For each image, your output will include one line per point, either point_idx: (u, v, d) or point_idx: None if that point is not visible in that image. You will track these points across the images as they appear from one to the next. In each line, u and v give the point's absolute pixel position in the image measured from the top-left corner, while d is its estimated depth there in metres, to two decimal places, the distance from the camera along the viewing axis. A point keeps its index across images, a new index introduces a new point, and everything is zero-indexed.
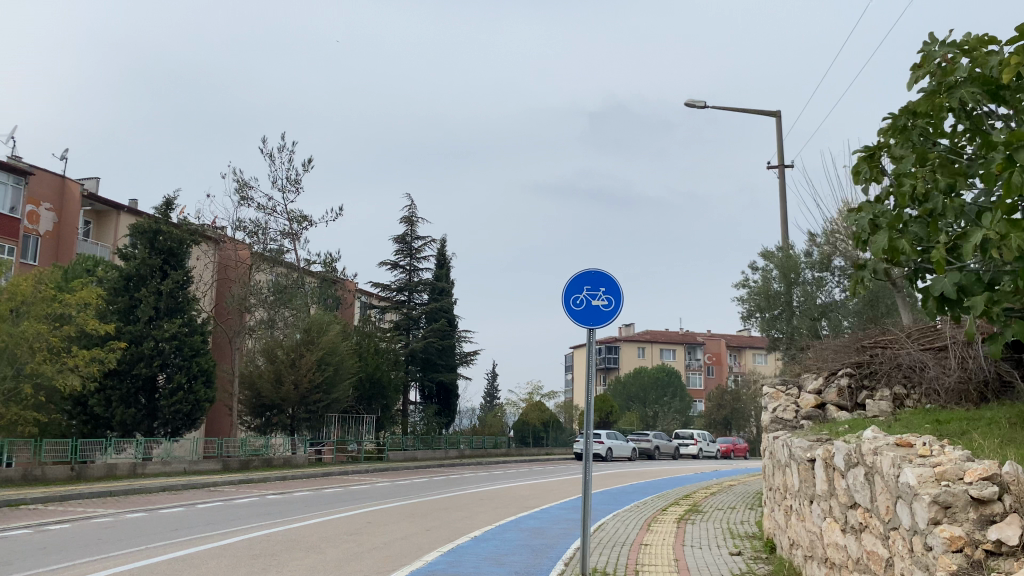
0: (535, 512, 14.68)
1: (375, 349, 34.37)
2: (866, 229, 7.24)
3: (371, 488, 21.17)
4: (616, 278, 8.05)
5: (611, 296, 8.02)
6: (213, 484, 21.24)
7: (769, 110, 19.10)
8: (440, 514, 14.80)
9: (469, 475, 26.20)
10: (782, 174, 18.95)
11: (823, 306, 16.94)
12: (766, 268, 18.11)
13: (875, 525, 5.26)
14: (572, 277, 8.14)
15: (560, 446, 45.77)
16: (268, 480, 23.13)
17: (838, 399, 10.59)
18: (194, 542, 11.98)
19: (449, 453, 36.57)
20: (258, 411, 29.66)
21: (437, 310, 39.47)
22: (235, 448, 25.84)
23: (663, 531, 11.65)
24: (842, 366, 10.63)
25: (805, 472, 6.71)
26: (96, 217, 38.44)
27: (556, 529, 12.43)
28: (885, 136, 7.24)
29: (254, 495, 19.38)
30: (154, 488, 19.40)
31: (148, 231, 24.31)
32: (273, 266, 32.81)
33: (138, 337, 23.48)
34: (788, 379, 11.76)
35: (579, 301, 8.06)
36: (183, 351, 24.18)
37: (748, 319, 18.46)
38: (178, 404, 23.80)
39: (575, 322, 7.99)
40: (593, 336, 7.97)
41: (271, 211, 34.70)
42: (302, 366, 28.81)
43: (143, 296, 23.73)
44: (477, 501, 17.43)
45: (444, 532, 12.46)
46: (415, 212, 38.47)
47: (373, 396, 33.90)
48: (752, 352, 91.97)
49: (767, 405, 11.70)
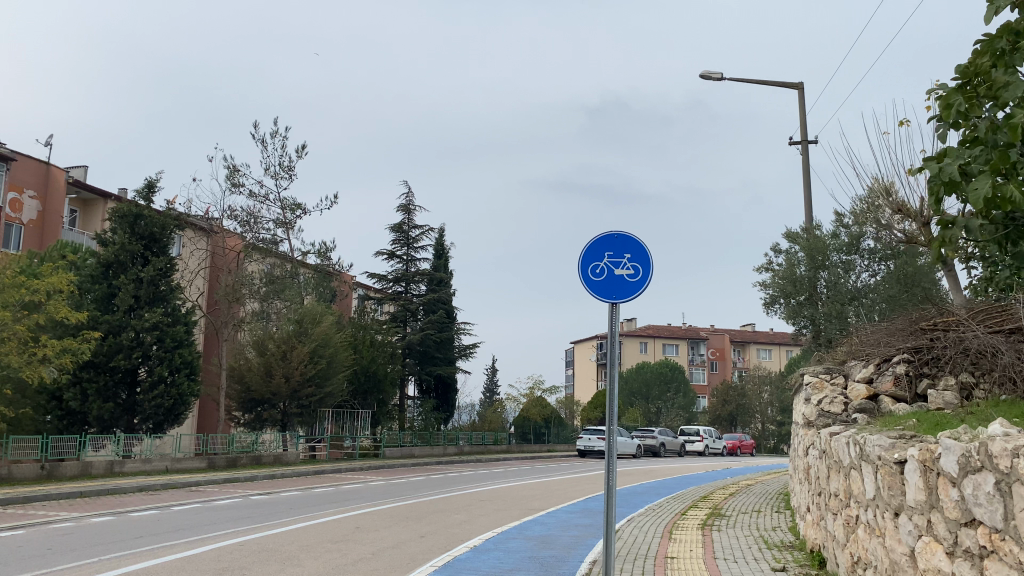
0: (541, 517, 13.33)
1: (371, 341, 32.93)
2: (957, 175, 5.87)
3: (363, 488, 19.83)
4: (644, 243, 6.66)
5: (638, 265, 6.63)
6: (196, 484, 19.84)
7: (792, 82, 17.70)
8: (436, 518, 13.43)
9: (470, 474, 24.81)
10: (806, 150, 17.68)
11: (853, 292, 15.60)
12: (790, 251, 16.73)
13: (1010, 551, 3.92)
14: (590, 241, 6.75)
15: (562, 442, 44.42)
16: (255, 480, 21.77)
17: (894, 389, 8.94)
18: (156, 553, 10.52)
19: (447, 450, 35.26)
20: (249, 405, 28.40)
21: (435, 301, 38.16)
22: (221, 445, 24.45)
23: (688, 541, 10.28)
24: (898, 351, 9.08)
25: (887, 475, 5.35)
26: (82, 204, 37.03)
27: (567, 538, 11.07)
28: (982, 62, 5.86)
29: (237, 495, 17.92)
30: (130, 488, 18.05)
31: (128, 216, 22.90)
32: (265, 256, 31.82)
33: (116, 328, 22.08)
34: (833, 367, 10.23)
35: (599, 271, 6.69)
36: (165, 343, 22.76)
37: (772, 307, 17.00)
38: (160, 398, 22.45)
39: (595, 296, 6.62)
40: (617, 312, 6.58)
41: (263, 200, 33.32)
42: (294, 359, 27.36)
43: (122, 284, 22.35)
44: (477, 503, 16.10)
45: (440, 541, 11.08)
46: (413, 200, 37.01)
47: (368, 390, 32.44)
48: (756, 348, 90.32)
49: (809, 397, 9.94)
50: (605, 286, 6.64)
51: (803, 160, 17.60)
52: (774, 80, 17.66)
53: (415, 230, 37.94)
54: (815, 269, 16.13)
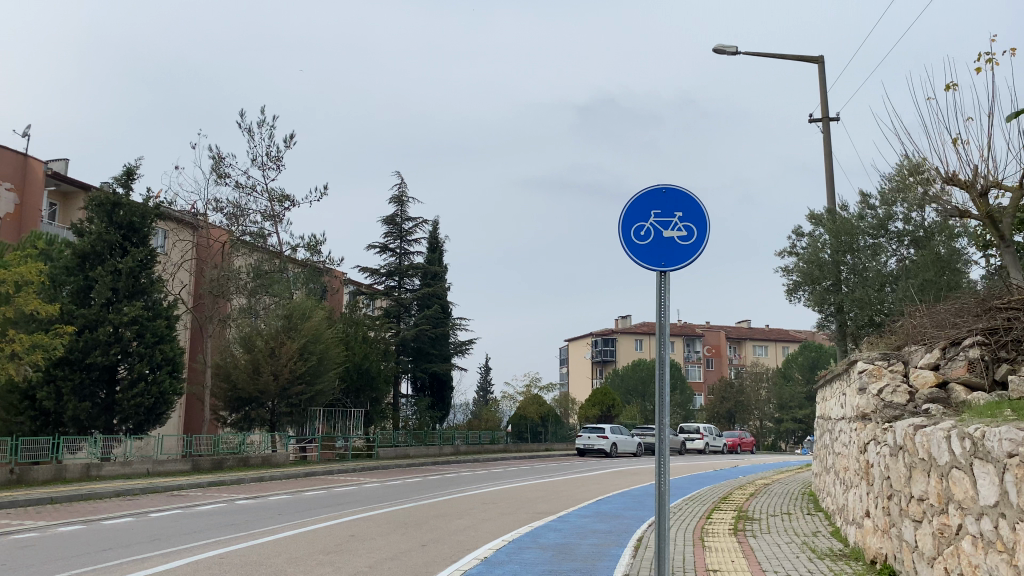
0: (552, 522, 12.24)
1: (364, 338, 31.70)
2: None
3: (357, 490, 18.67)
4: (698, 197, 5.54)
5: (692, 224, 5.50)
6: (179, 488, 18.61)
7: (812, 56, 16.63)
8: (436, 524, 12.30)
9: (468, 474, 23.72)
10: (827, 128, 16.68)
11: (884, 276, 14.53)
12: (815, 234, 15.76)
13: None
14: (632, 198, 5.61)
15: (559, 441, 43.38)
16: (242, 483, 20.52)
17: (967, 375, 7.57)
18: (125, 568, 9.29)
19: (443, 450, 34.14)
20: (236, 405, 27.05)
21: (429, 296, 36.94)
22: (207, 446, 23.21)
23: (727, 550, 9.18)
24: (970, 333, 7.74)
25: None
26: (62, 197, 35.68)
27: (587, 547, 9.95)
28: None
29: (222, 500, 16.76)
30: (107, 492, 16.86)
31: (106, 203, 21.67)
32: (251, 251, 30.50)
33: (93, 322, 20.84)
34: (887, 352, 8.88)
35: (643, 233, 5.55)
36: (145, 338, 21.44)
37: (795, 294, 15.94)
38: (139, 398, 21.19)
39: (640, 263, 5.49)
40: (667, 283, 5.44)
41: (249, 191, 31.99)
42: (282, 356, 26.08)
43: (99, 276, 21.04)
44: (479, 506, 14.98)
45: (444, 551, 9.92)
46: (405, 190, 35.79)
47: (361, 388, 31.19)
48: (752, 344, 89.68)
49: (866, 385, 8.65)
50: (652, 252, 5.50)
51: (824, 138, 16.62)
52: (791, 55, 16.61)
53: (408, 222, 36.72)
54: (841, 252, 15.06)
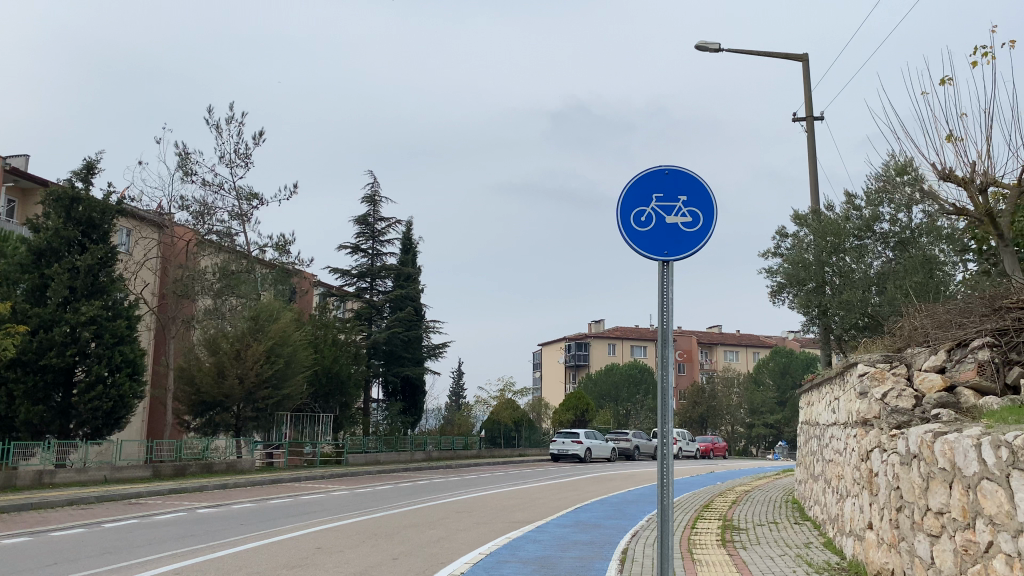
0: (530, 532, 11.69)
1: (333, 341, 30.87)
2: None
3: (326, 498, 17.97)
4: (704, 179, 5.01)
5: (697, 210, 4.98)
6: (137, 496, 17.77)
7: (797, 54, 16.27)
8: (408, 534, 11.68)
9: (441, 481, 23.15)
10: (811, 127, 16.34)
11: (872, 279, 14.17)
12: (799, 235, 15.42)
13: None
14: (631, 181, 5.07)
15: (533, 447, 42.83)
16: (204, 490, 19.67)
17: (977, 379, 7.13)
18: None
19: (415, 456, 33.38)
20: (199, 410, 26.11)
21: (402, 298, 36.26)
22: (168, 452, 22.27)
23: (718, 562, 8.66)
24: (978, 334, 7.30)
25: None
26: (21, 193, 34.50)
27: (570, 560, 9.38)
28: None
29: (182, 508, 15.92)
30: (59, 501, 15.97)
31: (64, 198, 20.68)
32: (217, 251, 29.46)
33: (49, 322, 19.88)
34: (888, 354, 8.43)
35: (644, 218, 5.01)
36: (104, 339, 20.54)
37: (779, 296, 15.56)
38: (97, 401, 20.29)
39: (641, 252, 4.94)
40: (670, 274, 4.91)
41: (216, 189, 31.05)
42: (248, 358, 25.23)
43: (56, 273, 20.10)
44: (453, 515, 14.40)
45: (417, 564, 9.31)
46: (377, 190, 35.05)
47: (331, 392, 30.47)
48: (724, 350, 89.89)
49: (867, 389, 8.20)
50: (654, 240, 4.97)
51: (809, 137, 16.28)
52: (776, 52, 16.24)
53: (381, 222, 35.99)
54: (826, 254, 14.69)
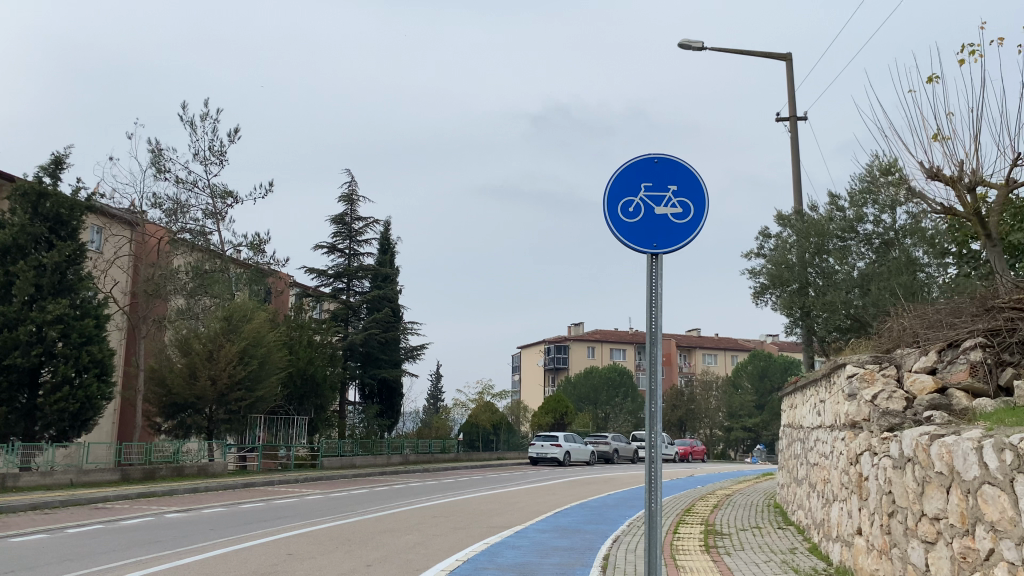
0: (509, 538, 11.40)
1: (309, 342, 30.37)
2: None
3: (299, 502, 17.53)
4: (694, 167, 4.75)
5: (687, 200, 4.71)
6: (104, 500, 17.24)
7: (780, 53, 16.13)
8: (383, 540, 11.34)
9: (417, 484, 22.79)
10: (794, 127, 16.21)
11: (854, 279, 14.02)
12: (782, 235, 15.25)
13: None
14: (618, 170, 4.80)
15: (511, 450, 42.51)
16: (174, 494, 19.14)
17: (969, 380, 6.92)
18: None
19: (391, 459, 32.92)
20: (170, 412, 25.57)
21: (379, 299, 35.86)
22: (137, 455, 21.73)
23: (702, 568, 8.41)
24: (970, 334, 7.07)
25: None
26: None
27: (550, 566, 9.10)
28: None
29: (150, 513, 15.44)
30: (22, 505, 15.43)
31: (31, 193, 20.09)
32: (190, 250, 28.78)
33: (14, 321, 19.30)
34: (878, 355, 8.21)
35: (632, 209, 4.74)
36: (71, 338, 19.98)
37: (762, 298, 15.38)
38: (63, 403, 19.74)
39: (629, 244, 4.67)
40: (659, 267, 4.64)
41: (190, 187, 30.49)
42: (221, 359, 24.72)
43: (21, 270, 19.52)
44: (430, 519, 14.07)
45: (391, 571, 8.99)
46: (355, 189, 34.60)
47: (305, 395, 30.02)
48: (702, 353, 90.09)
49: (856, 390, 7.99)
50: (642, 231, 4.70)
51: (791, 137, 16.14)
52: (759, 51, 16.09)
53: (358, 222, 35.54)
54: (809, 255, 14.54)
